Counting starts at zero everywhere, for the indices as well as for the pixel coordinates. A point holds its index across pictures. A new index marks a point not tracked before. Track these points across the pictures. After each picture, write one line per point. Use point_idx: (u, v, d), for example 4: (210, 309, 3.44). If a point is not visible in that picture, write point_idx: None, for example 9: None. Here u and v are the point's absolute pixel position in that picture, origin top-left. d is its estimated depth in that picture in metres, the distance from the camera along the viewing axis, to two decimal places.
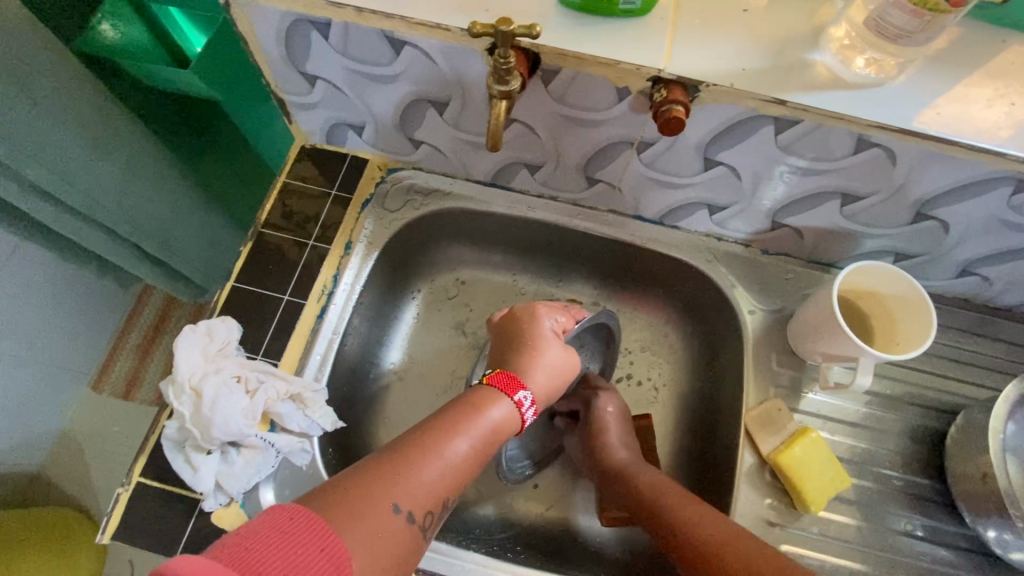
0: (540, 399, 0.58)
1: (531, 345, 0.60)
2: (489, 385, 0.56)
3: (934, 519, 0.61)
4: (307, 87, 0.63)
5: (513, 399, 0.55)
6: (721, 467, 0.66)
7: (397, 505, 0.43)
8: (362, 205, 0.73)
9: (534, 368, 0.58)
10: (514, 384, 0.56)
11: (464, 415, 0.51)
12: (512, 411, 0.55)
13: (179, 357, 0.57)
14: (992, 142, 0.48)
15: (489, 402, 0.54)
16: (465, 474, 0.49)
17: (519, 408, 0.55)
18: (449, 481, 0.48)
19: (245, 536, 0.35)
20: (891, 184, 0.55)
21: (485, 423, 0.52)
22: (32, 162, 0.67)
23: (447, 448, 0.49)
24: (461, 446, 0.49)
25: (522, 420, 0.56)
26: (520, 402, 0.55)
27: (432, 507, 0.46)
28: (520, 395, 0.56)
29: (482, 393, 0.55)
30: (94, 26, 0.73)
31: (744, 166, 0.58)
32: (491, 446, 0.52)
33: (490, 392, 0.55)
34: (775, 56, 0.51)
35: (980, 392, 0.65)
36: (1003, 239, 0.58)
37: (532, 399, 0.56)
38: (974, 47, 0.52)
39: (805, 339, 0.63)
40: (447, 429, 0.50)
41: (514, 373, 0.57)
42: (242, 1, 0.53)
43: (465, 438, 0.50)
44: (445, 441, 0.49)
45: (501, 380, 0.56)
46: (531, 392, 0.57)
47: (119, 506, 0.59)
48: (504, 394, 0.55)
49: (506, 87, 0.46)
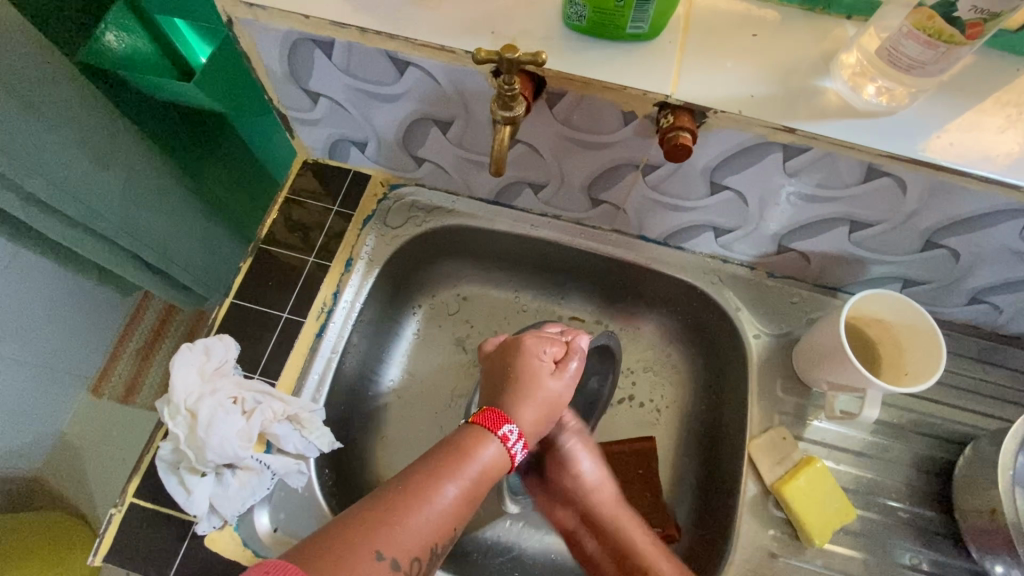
0: (527, 433, 0.57)
1: (522, 378, 0.59)
2: (475, 424, 0.55)
3: (941, 553, 0.59)
4: (310, 104, 0.63)
5: (497, 436, 0.54)
6: (724, 494, 0.65)
7: (381, 554, 0.43)
8: (364, 221, 0.72)
9: (521, 402, 0.57)
10: (500, 420, 0.55)
11: (451, 458, 0.51)
12: (500, 450, 0.54)
13: (175, 379, 0.56)
14: (1006, 173, 0.48)
15: (477, 443, 0.53)
16: (451, 520, 0.48)
17: (505, 443, 0.54)
18: (437, 528, 0.47)
19: None
20: (901, 213, 0.54)
21: (473, 465, 0.51)
22: (32, 175, 0.67)
23: (435, 494, 0.48)
24: (449, 491, 0.49)
25: (511, 458, 0.55)
26: (506, 437, 0.54)
27: (419, 554, 0.46)
28: (505, 429, 0.55)
29: (468, 432, 0.54)
30: (99, 35, 0.70)
31: (751, 191, 0.57)
32: (480, 487, 0.51)
33: (476, 430, 0.54)
34: (785, 83, 0.50)
35: (989, 422, 0.64)
36: (1016, 268, 0.57)
37: (518, 432, 0.55)
38: (988, 75, 0.51)
39: (811, 366, 0.62)
40: (434, 473, 0.49)
41: (500, 410, 0.56)
42: (244, 19, 0.52)
43: (452, 482, 0.49)
44: (432, 487, 0.48)
45: (486, 418, 0.55)
46: (517, 426, 0.56)
47: (111, 527, 0.58)
48: (489, 432, 0.54)
49: (510, 113, 0.46)
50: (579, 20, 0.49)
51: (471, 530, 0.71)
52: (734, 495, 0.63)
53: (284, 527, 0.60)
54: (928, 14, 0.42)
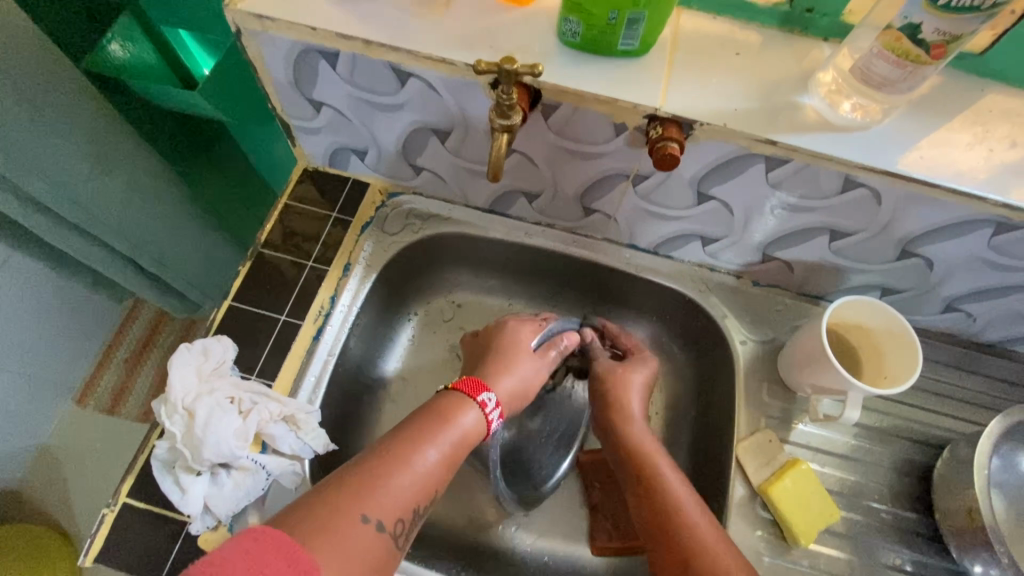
0: (503, 402, 0.60)
1: (503, 352, 0.63)
2: (455, 390, 0.57)
3: (923, 554, 0.61)
4: (312, 113, 0.65)
5: (477, 402, 0.56)
6: (713, 496, 0.66)
7: (366, 516, 0.44)
8: (362, 227, 0.73)
9: (499, 374, 0.61)
10: (477, 387, 0.57)
11: (433, 424, 0.52)
12: (479, 417, 0.56)
13: (172, 378, 0.57)
14: (972, 185, 0.51)
15: (457, 410, 0.55)
16: (434, 482, 0.50)
17: (483, 410, 0.56)
18: (419, 492, 0.48)
19: (212, 562, 0.35)
20: (877, 223, 0.57)
21: (454, 431, 0.53)
22: (31, 176, 0.69)
23: (416, 458, 0.49)
24: (430, 455, 0.50)
25: (488, 425, 0.57)
26: (484, 404, 0.57)
27: (403, 515, 0.46)
28: (483, 396, 0.57)
29: (449, 399, 0.56)
30: (104, 44, 0.73)
31: (736, 201, 0.60)
32: (461, 451, 0.53)
33: (456, 397, 0.56)
34: (765, 98, 0.53)
35: (965, 426, 0.66)
36: (986, 277, 0.60)
37: (495, 401, 0.57)
38: (955, 94, 0.55)
39: (795, 371, 0.64)
40: (415, 439, 0.51)
41: (478, 378, 0.59)
42: (252, 30, 0.55)
43: (433, 446, 0.51)
44: (414, 452, 0.49)
45: (466, 385, 0.57)
46: (495, 394, 0.58)
47: (103, 528, 0.57)
48: (469, 398, 0.56)
49: (507, 121, 0.48)
50: (572, 36, 0.52)
51: (462, 534, 0.72)
52: (723, 495, 0.64)
53: None
54: (896, 36, 0.46)
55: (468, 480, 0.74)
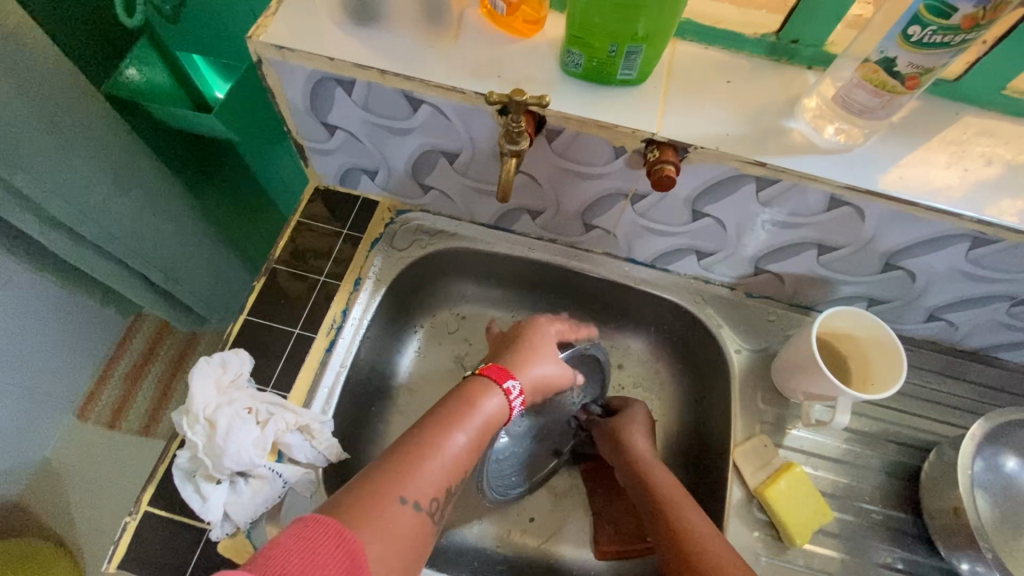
0: (527, 390, 0.61)
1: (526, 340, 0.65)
2: (482, 375, 0.59)
3: (913, 552, 0.64)
4: (326, 136, 0.68)
5: (502, 388, 0.58)
6: (712, 499, 0.69)
7: (403, 498, 0.47)
8: (372, 243, 0.76)
9: (525, 363, 0.62)
10: (503, 374, 0.59)
11: (460, 409, 0.54)
12: (503, 402, 0.57)
13: (192, 392, 0.58)
14: (947, 203, 0.54)
15: (481, 395, 0.57)
16: (464, 463, 0.53)
17: (508, 396, 0.58)
18: (450, 473, 0.51)
19: (271, 548, 0.38)
20: (861, 238, 0.61)
21: (478, 416, 0.55)
22: (56, 198, 0.71)
23: (446, 442, 0.52)
24: (459, 440, 0.53)
25: (511, 409, 0.59)
26: (509, 390, 0.58)
27: (436, 495, 0.49)
28: (509, 383, 0.58)
29: (475, 385, 0.58)
30: (121, 70, 0.79)
31: (729, 218, 0.63)
32: (487, 434, 0.55)
33: (482, 383, 0.58)
34: (755, 123, 0.57)
35: (950, 430, 0.69)
36: (965, 288, 0.64)
37: (520, 388, 0.59)
38: (931, 117, 0.59)
39: (788, 378, 0.67)
40: (444, 424, 0.53)
41: (504, 365, 0.60)
42: (273, 60, 0.58)
43: (462, 431, 0.53)
44: (444, 436, 0.52)
45: (492, 371, 0.59)
46: (519, 382, 0.60)
47: (125, 536, 0.59)
48: (495, 384, 0.58)
49: (516, 146, 0.52)
50: (575, 67, 0.55)
51: (470, 539, 0.74)
52: (722, 499, 0.67)
53: None
54: (873, 68, 0.50)
55: (475, 488, 0.76)
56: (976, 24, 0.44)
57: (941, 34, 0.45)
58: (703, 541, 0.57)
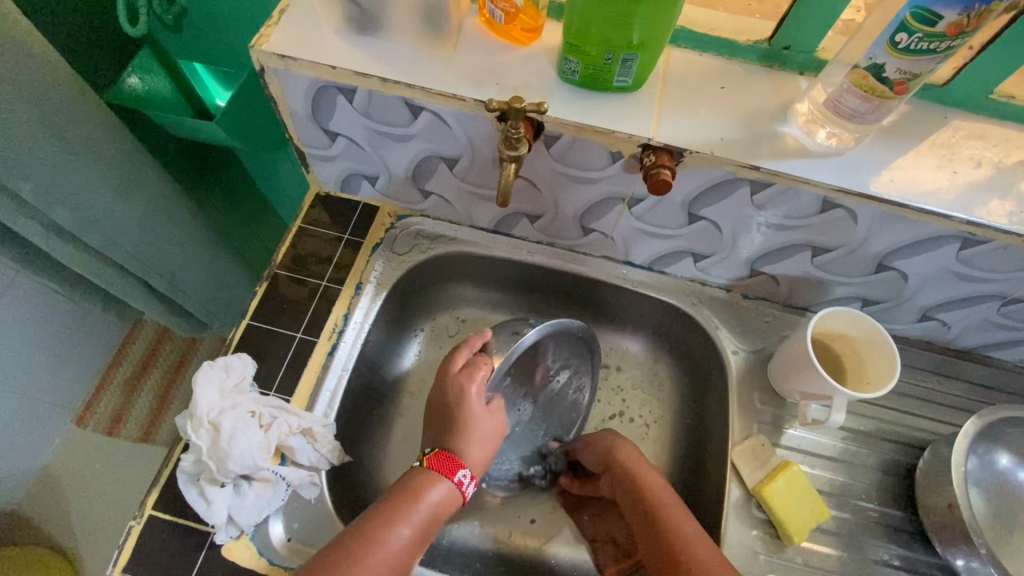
0: (477, 471, 0.64)
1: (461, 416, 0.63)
2: (429, 467, 0.61)
3: (909, 549, 0.65)
4: (327, 142, 0.69)
5: (452, 480, 0.61)
6: (711, 498, 0.70)
7: None
8: (373, 248, 0.77)
9: (468, 444, 0.62)
10: (453, 466, 0.61)
11: (406, 503, 0.57)
12: (451, 491, 0.61)
13: (197, 394, 0.59)
14: (937, 205, 0.56)
15: (429, 486, 0.60)
16: (407, 557, 0.56)
17: (458, 485, 0.61)
18: (393, 568, 0.54)
19: None
20: (854, 239, 0.62)
21: (425, 508, 0.58)
22: (58, 207, 0.72)
23: (390, 537, 0.55)
24: (404, 533, 0.56)
25: (463, 496, 0.62)
26: (460, 481, 0.61)
27: None
28: (460, 474, 0.62)
29: (424, 477, 0.60)
30: (123, 78, 0.78)
31: (724, 221, 0.64)
32: (432, 527, 0.58)
33: (430, 474, 0.61)
34: (748, 128, 0.58)
35: (944, 428, 0.70)
36: (956, 288, 0.65)
37: (470, 476, 0.62)
38: (920, 121, 0.60)
39: (784, 377, 0.68)
40: (390, 519, 0.56)
41: (452, 453, 0.62)
42: (276, 69, 0.59)
43: (407, 525, 0.56)
44: (389, 531, 0.55)
45: (439, 461, 0.61)
46: (470, 469, 0.63)
47: (130, 539, 0.60)
48: (443, 475, 0.61)
49: (515, 152, 0.53)
50: (573, 74, 0.57)
51: (470, 542, 0.75)
52: (720, 498, 0.68)
53: (298, 537, 0.62)
54: (863, 74, 0.51)
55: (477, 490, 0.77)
56: (961, 31, 0.45)
57: (928, 41, 0.47)
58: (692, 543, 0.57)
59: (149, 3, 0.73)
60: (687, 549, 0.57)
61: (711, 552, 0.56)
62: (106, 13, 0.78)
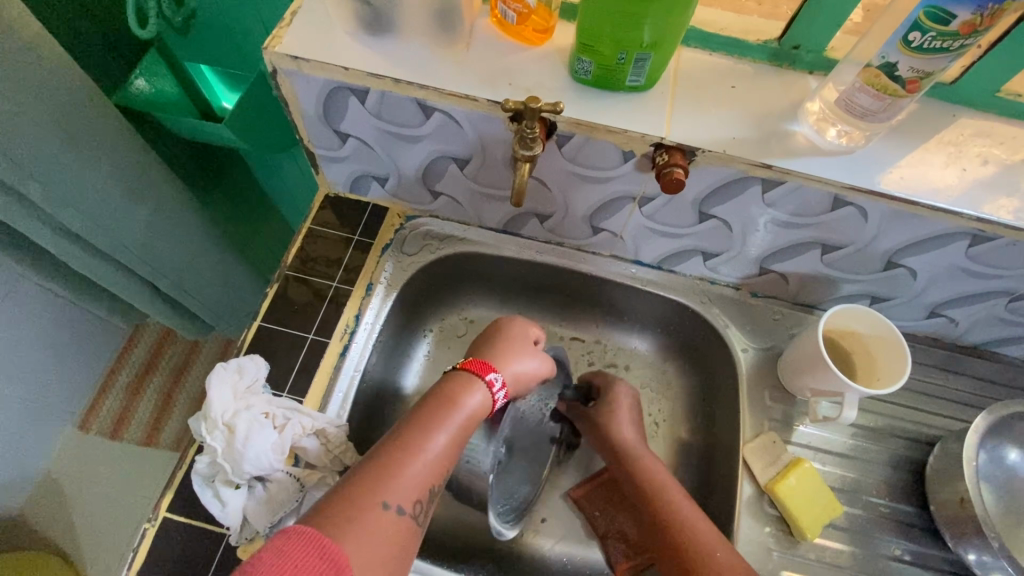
0: (509, 383, 0.63)
1: (504, 338, 0.66)
2: (463, 371, 0.60)
3: (920, 544, 0.65)
4: (338, 143, 0.69)
5: (486, 381, 0.60)
6: (723, 495, 0.70)
7: (386, 502, 0.47)
8: (382, 249, 0.77)
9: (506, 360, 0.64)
10: (486, 367, 0.61)
11: (442, 409, 0.56)
12: (486, 396, 0.59)
13: (211, 395, 0.59)
14: (947, 202, 0.56)
15: (464, 391, 0.58)
16: (446, 462, 0.54)
17: (491, 390, 0.60)
18: (432, 474, 0.52)
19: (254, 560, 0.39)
20: (864, 237, 0.62)
21: (461, 412, 0.56)
22: (68, 209, 0.72)
23: (428, 443, 0.53)
24: (440, 439, 0.54)
25: (495, 402, 0.60)
26: (492, 383, 0.60)
27: (420, 496, 0.50)
28: (491, 375, 0.60)
29: (458, 380, 0.59)
30: (130, 81, 0.79)
31: (734, 219, 0.65)
32: (469, 430, 0.57)
33: (465, 377, 0.60)
34: (759, 127, 0.58)
35: (953, 424, 0.71)
36: (965, 284, 0.65)
37: (502, 381, 0.61)
38: (929, 119, 0.61)
39: (794, 374, 0.69)
40: (426, 425, 0.54)
41: (486, 359, 0.62)
42: (288, 70, 0.59)
43: (443, 430, 0.54)
44: (425, 437, 0.53)
45: (474, 366, 0.61)
46: (501, 374, 0.61)
47: (144, 541, 0.60)
48: (478, 378, 0.60)
49: (530, 152, 0.53)
50: (585, 74, 0.57)
51: (481, 542, 0.75)
52: (731, 495, 0.68)
53: None
54: (875, 73, 0.51)
55: None
56: (974, 30, 0.46)
57: (940, 39, 0.47)
58: (693, 526, 0.59)
59: (158, 5, 0.73)
60: (688, 532, 0.59)
61: (711, 533, 0.58)
62: (113, 17, 0.77)
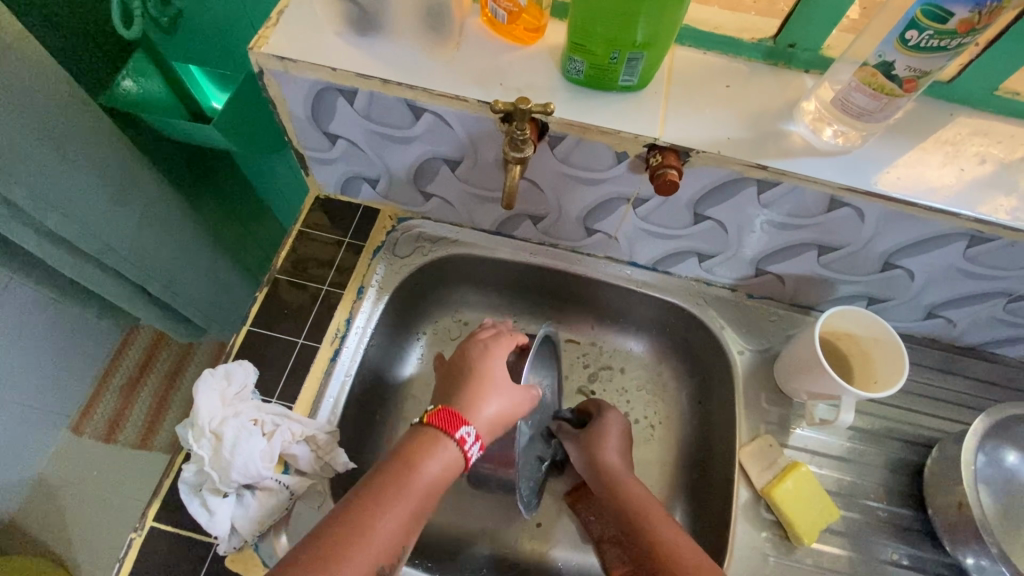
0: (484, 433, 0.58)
1: (476, 379, 0.61)
2: (428, 427, 0.56)
3: (918, 548, 0.64)
4: (327, 145, 0.68)
5: (455, 437, 0.56)
6: (719, 499, 0.69)
7: None
8: (374, 251, 0.76)
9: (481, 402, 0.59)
10: (454, 422, 0.56)
11: (398, 481, 0.52)
12: (455, 454, 0.56)
13: (198, 403, 0.58)
14: (944, 202, 0.55)
15: (425, 456, 0.54)
16: (398, 540, 0.50)
17: (462, 445, 0.56)
18: (382, 556, 0.49)
19: None
20: (861, 238, 0.61)
21: (420, 482, 0.53)
22: (54, 213, 0.71)
23: (378, 523, 0.49)
24: (392, 518, 0.50)
25: (466, 457, 0.56)
26: (463, 439, 0.56)
27: None
28: (462, 432, 0.56)
29: (422, 441, 0.55)
30: (117, 82, 0.78)
31: (730, 220, 0.64)
32: (428, 501, 0.53)
33: (430, 436, 0.56)
34: (754, 127, 0.57)
35: (951, 426, 0.70)
36: (964, 285, 0.64)
37: (475, 434, 0.57)
38: (927, 118, 0.60)
39: (791, 377, 0.68)
40: (377, 501, 0.50)
41: (455, 411, 0.58)
42: (274, 71, 0.58)
43: (396, 508, 0.51)
44: (374, 517, 0.49)
45: (440, 420, 0.56)
46: (474, 427, 0.57)
47: (131, 552, 0.59)
48: (444, 435, 0.56)
49: (521, 154, 0.52)
50: (577, 74, 0.56)
51: (476, 548, 0.74)
52: (727, 499, 0.67)
53: None
54: (871, 72, 0.51)
55: (483, 494, 0.76)
56: (971, 29, 0.45)
57: (938, 38, 0.46)
58: (677, 547, 0.56)
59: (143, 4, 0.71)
60: (669, 548, 0.56)
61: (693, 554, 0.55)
62: (99, 17, 0.76)
